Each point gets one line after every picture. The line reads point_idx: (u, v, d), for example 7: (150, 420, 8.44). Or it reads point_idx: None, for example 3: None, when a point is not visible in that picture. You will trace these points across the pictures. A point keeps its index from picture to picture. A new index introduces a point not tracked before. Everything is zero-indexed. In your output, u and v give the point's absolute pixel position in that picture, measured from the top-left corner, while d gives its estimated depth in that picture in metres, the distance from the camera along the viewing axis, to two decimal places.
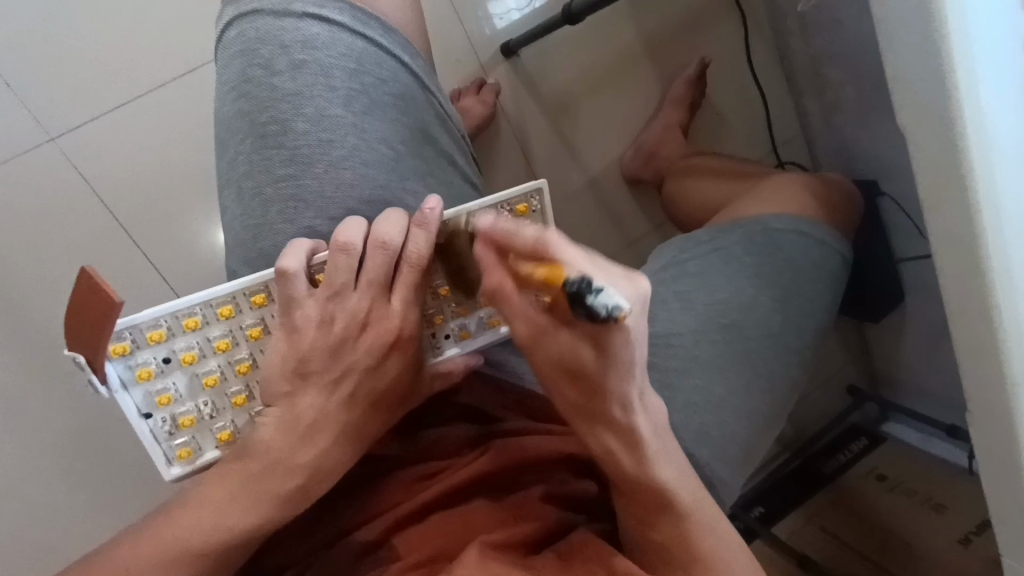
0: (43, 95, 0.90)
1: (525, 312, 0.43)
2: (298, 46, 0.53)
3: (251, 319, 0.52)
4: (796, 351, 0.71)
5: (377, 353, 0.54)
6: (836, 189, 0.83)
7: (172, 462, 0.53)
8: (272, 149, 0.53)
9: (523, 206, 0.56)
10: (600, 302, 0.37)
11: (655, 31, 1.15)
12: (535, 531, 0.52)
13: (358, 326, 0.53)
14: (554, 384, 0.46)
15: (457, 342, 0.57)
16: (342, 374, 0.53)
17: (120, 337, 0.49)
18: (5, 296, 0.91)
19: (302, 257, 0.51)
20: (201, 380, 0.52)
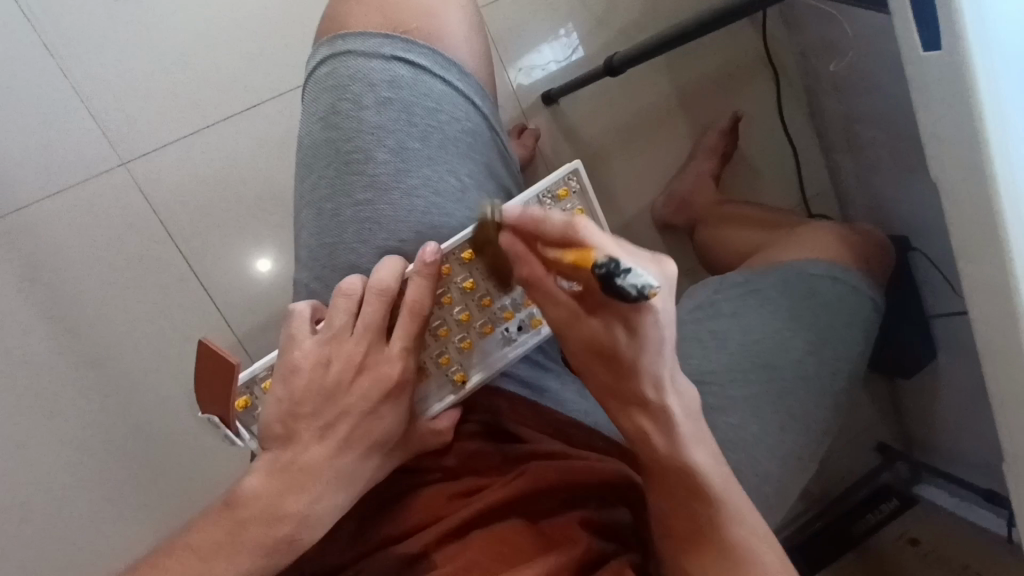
0: (121, 123, 0.98)
1: (555, 295, 0.50)
2: (385, 84, 0.58)
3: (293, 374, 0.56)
4: (830, 396, 0.72)
5: (371, 400, 0.53)
6: (873, 240, 0.83)
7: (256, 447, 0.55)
8: (352, 176, 0.58)
9: (563, 190, 0.59)
10: (629, 281, 0.41)
11: (692, 86, 1.20)
12: (569, 556, 0.53)
13: (355, 368, 0.53)
14: (589, 369, 0.51)
15: (531, 332, 0.58)
16: (336, 418, 0.53)
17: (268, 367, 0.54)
18: (69, 306, 0.96)
19: (394, 272, 0.53)
20: None
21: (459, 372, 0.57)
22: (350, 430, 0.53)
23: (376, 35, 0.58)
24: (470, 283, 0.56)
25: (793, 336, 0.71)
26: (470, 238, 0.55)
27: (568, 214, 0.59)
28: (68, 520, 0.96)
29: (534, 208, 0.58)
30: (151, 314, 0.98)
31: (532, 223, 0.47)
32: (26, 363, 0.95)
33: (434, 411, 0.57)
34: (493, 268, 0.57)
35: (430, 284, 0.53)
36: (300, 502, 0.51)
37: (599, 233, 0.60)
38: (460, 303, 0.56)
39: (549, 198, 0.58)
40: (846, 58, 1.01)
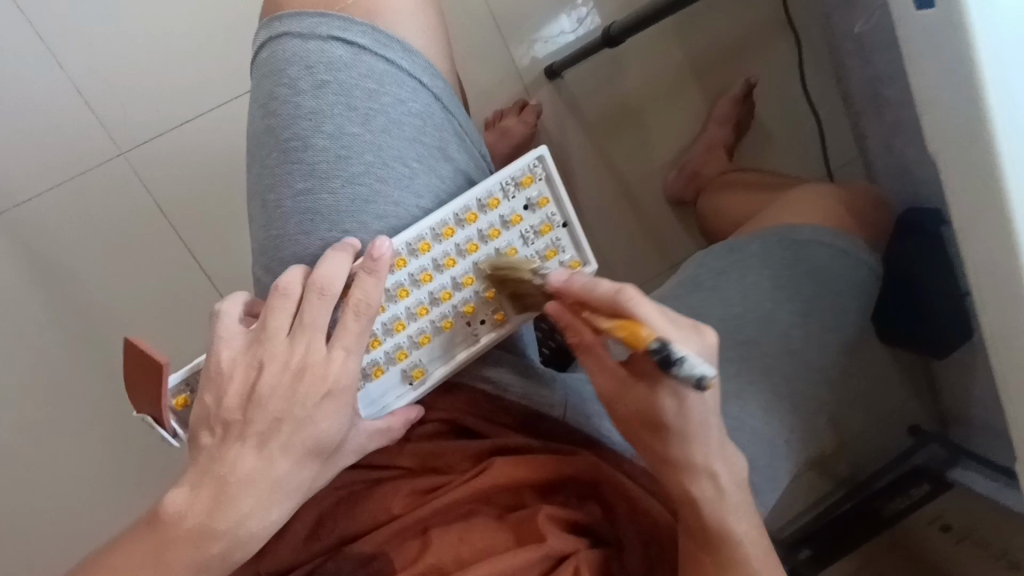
0: (116, 115, 0.98)
1: (602, 365, 0.51)
2: (322, 67, 0.56)
3: None
4: (829, 381, 0.68)
5: (310, 405, 0.51)
6: (867, 199, 0.78)
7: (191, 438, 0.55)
8: (292, 164, 0.56)
9: (527, 177, 0.56)
10: (685, 370, 0.41)
11: (701, 53, 1.14)
12: (535, 554, 0.51)
13: (293, 373, 0.51)
14: (636, 434, 0.51)
15: (492, 327, 0.57)
16: (266, 428, 0.51)
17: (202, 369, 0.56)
18: (76, 296, 0.98)
19: (337, 270, 0.52)
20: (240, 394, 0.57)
21: (417, 368, 0.56)
22: (286, 439, 0.50)
23: (313, 14, 0.56)
24: (427, 275, 0.55)
25: (788, 319, 0.66)
26: (425, 230, 0.54)
27: (533, 202, 0.56)
28: (83, 504, 1.00)
29: (496, 197, 0.55)
30: (153, 303, 1.00)
31: (579, 290, 0.48)
32: (37, 352, 0.98)
33: (390, 403, 0.56)
34: (451, 259, 0.55)
35: (375, 282, 0.51)
36: (227, 517, 0.49)
37: (568, 221, 0.56)
38: (416, 296, 0.55)
39: (512, 186, 0.55)
40: (868, 16, 0.93)
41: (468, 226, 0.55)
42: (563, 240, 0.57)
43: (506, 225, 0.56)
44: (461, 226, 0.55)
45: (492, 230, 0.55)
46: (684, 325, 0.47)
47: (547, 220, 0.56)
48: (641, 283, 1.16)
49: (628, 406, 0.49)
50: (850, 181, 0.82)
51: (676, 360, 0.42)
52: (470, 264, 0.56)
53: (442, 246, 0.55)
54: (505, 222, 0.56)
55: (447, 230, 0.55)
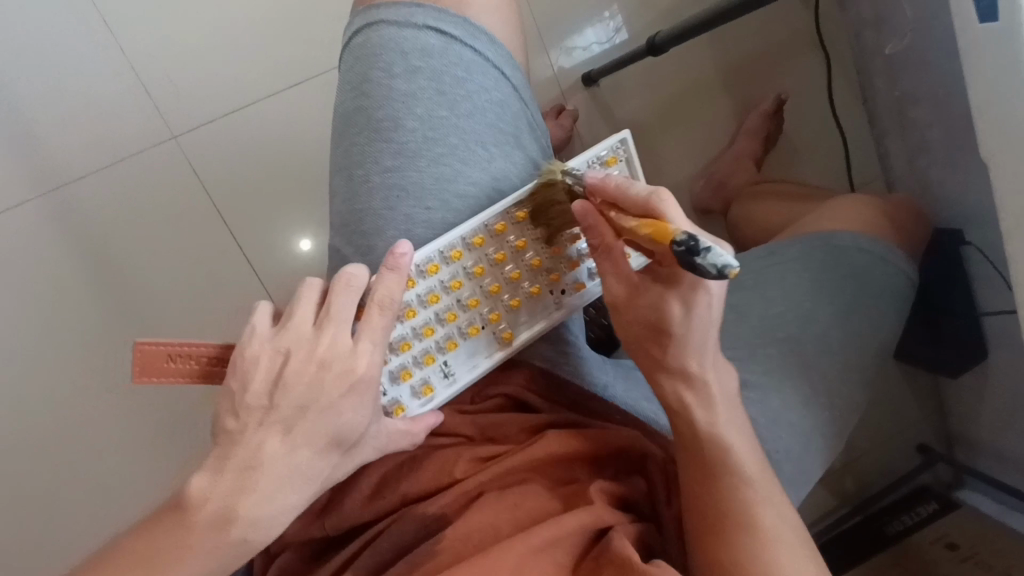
0: (172, 99, 1.02)
1: None
2: (416, 53, 0.59)
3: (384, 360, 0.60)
4: (861, 384, 0.70)
5: (335, 395, 0.52)
6: (903, 209, 0.82)
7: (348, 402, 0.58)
8: (382, 142, 0.60)
9: (612, 158, 0.61)
10: None
11: (736, 67, 1.17)
12: (585, 523, 0.53)
13: (317, 363, 0.52)
14: None
15: (573, 296, 0.61)
16: (291, 414, 0.51)
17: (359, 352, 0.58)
18: (119, 270, 1.01)
19: (363, 273, 0.54)
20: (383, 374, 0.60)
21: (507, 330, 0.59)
22: (311, 426, 0.51)
23: (407, 4, 0.60)
24: (523, 242, 0.59)
25: (825, 320, 0.69)
26: (522, 201, 0.59)
27: (614, 180, 0.61)
28: (109, 476, 1.01)
29: (584, 173, 0.60)
30: (193, 282, 1.02)
31: None
32: (78, 323, 1.01)
33: (414, 412, 0.58)
34: (543, 230, 0.60)
35: (396, 279, 0.54)
36: (249, 504, 0.49)
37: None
38: (512, 262, 0.59)
39: (598, 165, 0.61)
40: (903, 38, 0.97)
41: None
42: None
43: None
44: None
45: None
46: None
47: None
48: None
49: None
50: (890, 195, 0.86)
51: (697, 255, 0.43)
52: (558, 235, 0.60)
53: (536, 218, 0.60)
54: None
55: (541, 202, 0.60)
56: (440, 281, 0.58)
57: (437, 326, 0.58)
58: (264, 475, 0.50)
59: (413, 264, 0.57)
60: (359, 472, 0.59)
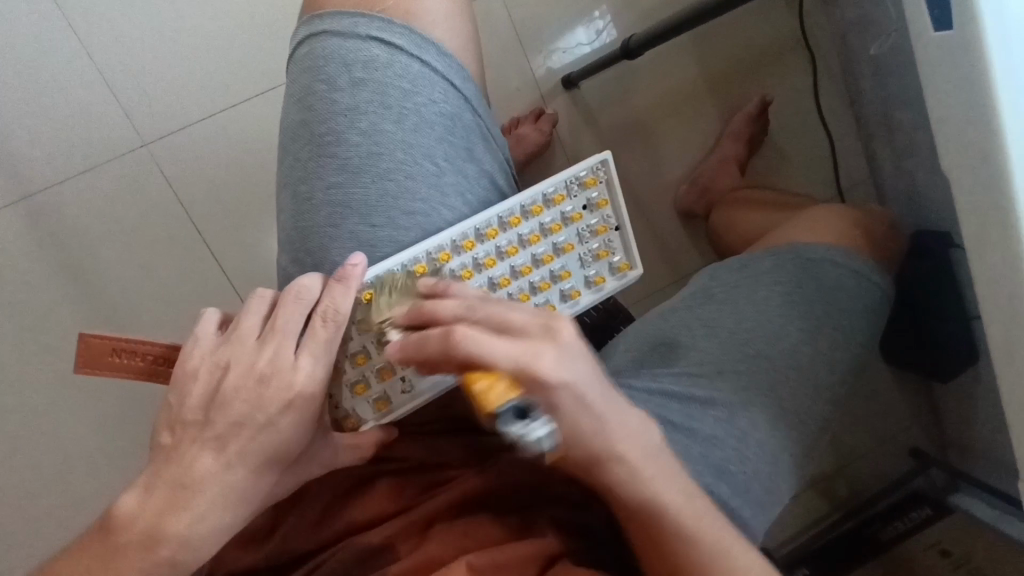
0: (141, 107, 1.00)
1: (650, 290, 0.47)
2: (360, 65, 0.58)
3: (377, 393, 0.57)
4: (836, 398, 0.68)
5: (272, 411, 0.51)
6: (879, 221, 0.80)
7: (341, 425, 0.57)
8: (326, 158, 0.58)
9: (592, 179, 0.60)
10: None
11: (717, 70, 1.15)
12: (533, 551, 0.53)
13: (257, 378, 0.52)
14: None
15: None
16: (225, 431, 0.51)
17: (360, 377, 0.57)
18: (88, 283, 0.99)
19: (315, 284, 0.54)
20: (373, 405, 0.57)
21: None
22: (245, 444, 0.51)
23: (352, 15, 0.58)
24: (490, 259, 0.58)
25: (798, 333, 0.67)
26: (494, 217, 0.58)
27: (594, 202, 0.60)
28: (80, 492, 0.99)
29: (560, 193, 0.60)
30: (163, 293, 1.01)
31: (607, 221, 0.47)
32: (47, 335, 0.99)
33: (366, 427, 0.57)
34: (513, 248, 0.58)
35: (342, 290, 0.53)
36: (179, 522, 0.49)
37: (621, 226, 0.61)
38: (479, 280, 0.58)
39: (577, 185, 0.60)
40: (886, 39, 0.95)
41: (531, 219, 0.59)
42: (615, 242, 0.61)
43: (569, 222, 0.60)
44: (525, 218, 0.59)
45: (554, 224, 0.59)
46: None
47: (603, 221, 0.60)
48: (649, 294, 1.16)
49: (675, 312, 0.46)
50: (868, 205, 0.84)
51: None
52: (530, 254, 0.59)
53: (508, 235, 0.58)
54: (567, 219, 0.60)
55: (513, 220, 0.58)
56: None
57: None
58: (195, 496, 0.50)
59: (374, 276, 0.56)
60: (312, 484, 0.60)
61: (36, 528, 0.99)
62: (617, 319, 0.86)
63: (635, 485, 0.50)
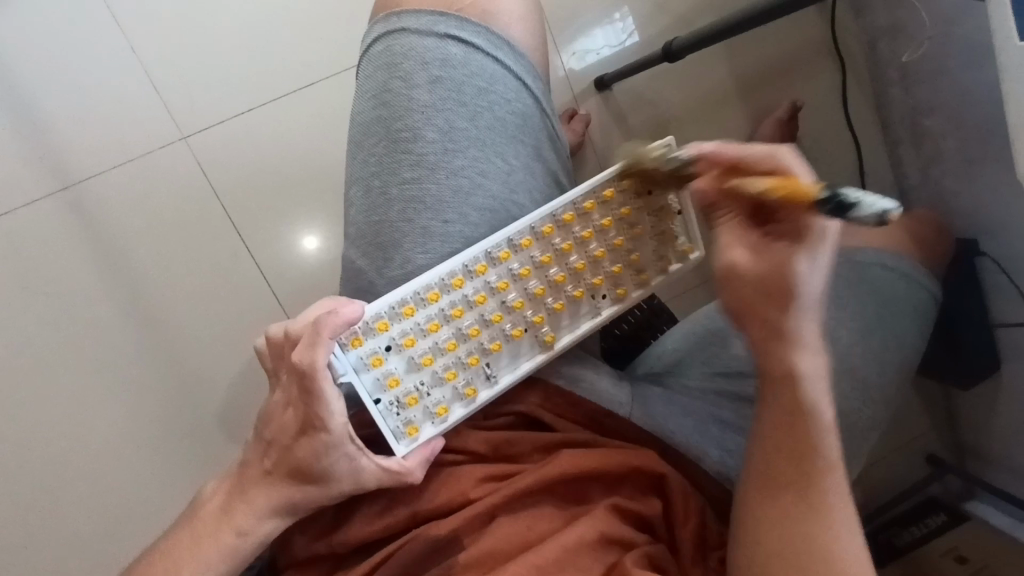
0: (184, 100, 1.01)
1: (741, 240, 0.52)
2: (437, 63, 0.59)
3: (465, 380, 0.60)
4: (879, 398, 0.70)
5: (293, 433, 0.59)
6: (928, 228, 0.83)
7: (400, 438, 0.59)
8: (401, 154, 0.60)
9: None
10: (868, 205, 0.44)
11: (750, 74, 1.16)
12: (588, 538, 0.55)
13: (286, 402, 0.60)
14: (749, 312, 0.53)
15: (613, 301, 0.64)
16: (269, 444, 0.61)
17: (412, 389, 0.59)
18: (125, 273, 1.00)
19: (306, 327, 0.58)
20: (434, 409, 0.60)
21: (549, 333, 0.62)
22: (280, 458, 0.60)
23: (431, 13, 0.59)
24: (567, 245, 0.61)
25: (844, 335, 0.69)
26: (569, 203, 0.61)
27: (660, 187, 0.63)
28: (111, 482, 0.99)
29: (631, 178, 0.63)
30: (200, 285, 1.01)
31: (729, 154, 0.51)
32: (84, 324, 0.99)
33: (428, 432, 0.59)
34: (568, 245, 0.62)
35: (310, 346, 0.54)
36: (228, 525, 0.60)
37: (684, 210, 0.64)
38: (536, 278, 0.61)
39: None
40: (922, 47, 0.97)
41: (603, 203, 0.62)
42: (680, 224, 0.64)
43: (637, 207, 0.63)
44: (599, 202, 0.62)
45: (624, 210, 0.62)
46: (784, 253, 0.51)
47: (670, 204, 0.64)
48: None
49: (757, 273, 0.51)
50: (915, 211, 0.87)
51: (852, 206, 0.44)
52: (603, 239, 0.63)
53: (582, 221, 0.62)
54: (636, 203, 0.63)
55: (588, 205, 0.61)
56: (488, 283, 0.60)
57: (461, 341, 0.60)
58: (242, 499, 0.61)
59: (463, 263, 0.59)
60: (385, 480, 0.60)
61: (72, 519, 0.99)
62: (659, 318, 0.87)
63: (824, 451, 0.52)
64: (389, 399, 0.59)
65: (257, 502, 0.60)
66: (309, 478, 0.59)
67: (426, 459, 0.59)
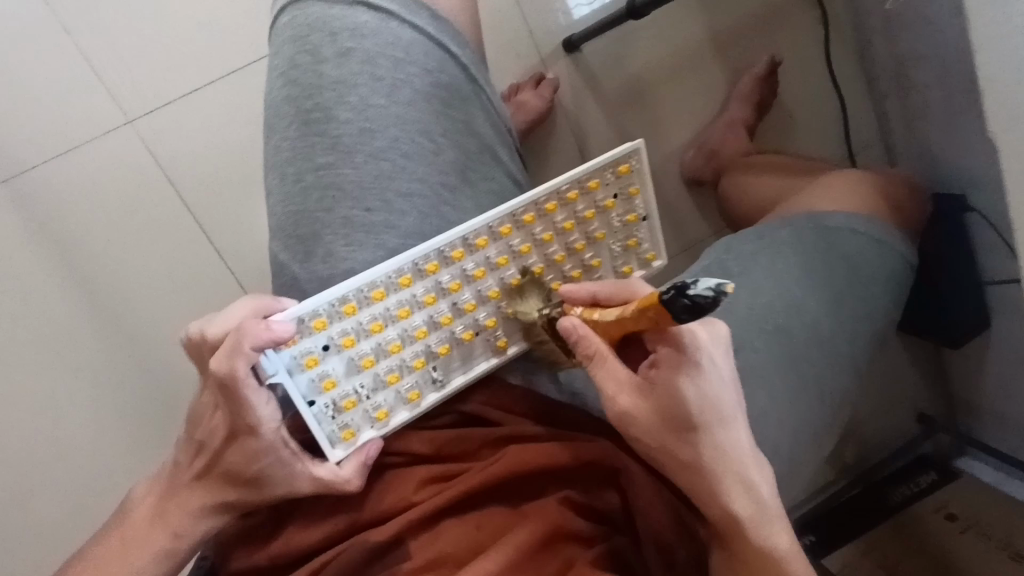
0: (125, 83, 0.96)
1: (616, 376, 0.51)
2: (346, 33, 0.56)
3: (409, 383, 0.58)
4: (851, 368, 0.67)
5: (223, 435, 0.56)
6: (902, 186, 0.78)
7: (335, 444, 0.56)
8: (314, 135, 0.57)
9: (625, 166, 0.61)
10: (701, 288, 0.37)
11: (725, 29, 1.10)
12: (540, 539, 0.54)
13: (215, 404, 0.57)
14: (659, 448, 0.51)
15: None
16: (201, 446, 0.58)
17: (350, 393, 0.56)
18: (77, 268, 0.96)
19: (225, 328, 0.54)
20: (374, 413, 0.57)
21: (502, 337, 0.60)
22: (212, 461, 0.58)
23: None
24: (526, 246, 0.60)
25: (815, 305, 0.66)
26: (529, 202, 0.59)
27: (626, 191, 0.62)
28: (84, 480, 0.98)
29: (595, 179, 0.61)
30: (155, 277, 0.98)
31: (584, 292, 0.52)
32: (38, 323, 0.96)
33: (366, 436, 0.57)
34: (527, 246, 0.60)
35: (230, 355, 0.51)
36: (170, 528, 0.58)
37: (649, 215, 0.64)
38: (491, 279, 0.59)
39: (611, 173, 0.61)
40: None
41: (567, 206, 0.61)
42: (642, 229, 0.64)
43: (601, 211, 0.62)
44: (562, 204, 0.60)
45: (588, 212, 0.61)
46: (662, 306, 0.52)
47: (633, 210, 0.63)
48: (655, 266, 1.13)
49: (644, 421, 0.50)
50: (890, 169, 0.83)
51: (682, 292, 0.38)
52: (564, 241, 0.61)
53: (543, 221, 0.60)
54: (600, 207, 0.62)
55: (549, 206, 0.60)
56: (439, 283, 0.58)
57: (405, 343, 0.58)
58: (178, 504, 0.58)
59: (413, 261, 0.56)
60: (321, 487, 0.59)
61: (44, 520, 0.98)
62: None
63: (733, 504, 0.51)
64: (325, 402, 0.56)
65: (191, 503, 0.58)
66: (245, 481, 0.56)
67: (362, 466, 0.56)
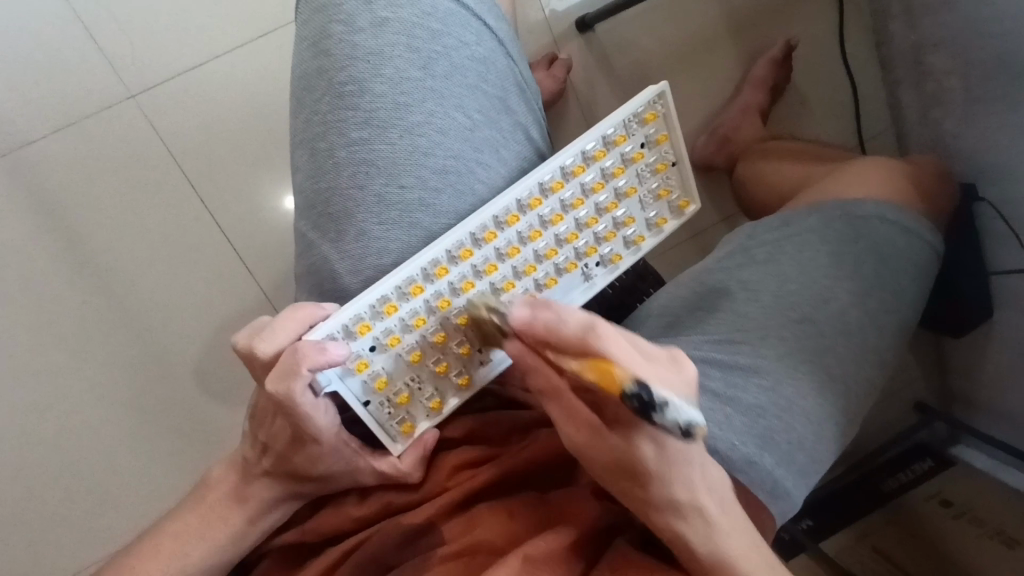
0: (128, 52, 0.93)
1: (576, 415, 0.49)
2: (383, 4, 0.56)
3: (459, 370, 0.57)
4: (871, 358, 0.67)
5: (283, 441, 0.57)
6: (931, 175, 0.79)
7: (396, 437, 0.57)
8: (347, 109, 0.56)
9: (650, 114, 0.59)
10: (671, 417, 0.40)
11: (742, 12, 1.08)
12: (580, 532, 0.53)
13: (269, 411, 0.57)
14: (615, 488, 0.50)
15: (608, 268, 0.60)
16: (263, 448, 0.60)
17: (404, 387, 0.56)
18: (79, 242, 0.94)
19: (275, 344, 0.53)
20: (428, 404, 0.57)
21: None
22: (275, 463, 0.59)
23: None
24: (556, 216, 0.57)
25: (838, 294, 0.66)
26: (556, 169, 0.57)
27: (652, 140, 0.60)
28: (77, 462, 0.94)
29: (621, 134, 0.59)
30: (155, 254, 0.95)
31: (546, 330, 0.46)
32: (38, 298, 0.93)
33: (423, 428, 0.57)
34: (557, 216, 0.58)
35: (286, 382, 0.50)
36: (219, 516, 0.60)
37: (679, 160, 0.61)
38: (525, 254, 0.57)
39: (635, 123, 0.59)
40: None
41: (593, 165, 0.58)
42: (674, 178, 0.61)
43: (629, 164, 0.59)
44: (589, 164, 0.58)
45: (616, 168, 0.59)
46: (661, 361, 0.46)
47: (663, 158, 0.60)
48: (665, 252, 1.11)
49: (601, 460, 0.49)
50: (917, 157, 0.82)
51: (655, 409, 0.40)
52: (594, 204, 0.59)
53: (571, 187, 0.58)
54: (628, 160, 0.59)
55: (577, 168, 0.57)
56: (475, 269, 0.56)
57: (450, 332, 0.56)
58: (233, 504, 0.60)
59: (446, 249, 0.55)
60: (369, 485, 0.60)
61: (33, 502, 0.94)
62: (646, 282, 0.84)
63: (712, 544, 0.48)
64: (380, 400, 0.56)
65: (253, 496, 0.60)
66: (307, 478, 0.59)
67: (421, 458, 0.58)
